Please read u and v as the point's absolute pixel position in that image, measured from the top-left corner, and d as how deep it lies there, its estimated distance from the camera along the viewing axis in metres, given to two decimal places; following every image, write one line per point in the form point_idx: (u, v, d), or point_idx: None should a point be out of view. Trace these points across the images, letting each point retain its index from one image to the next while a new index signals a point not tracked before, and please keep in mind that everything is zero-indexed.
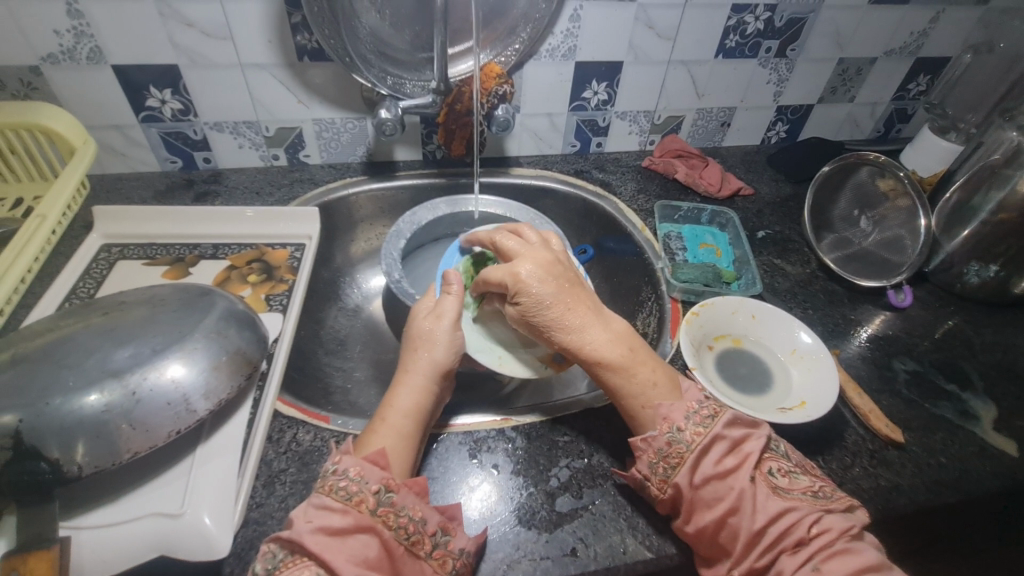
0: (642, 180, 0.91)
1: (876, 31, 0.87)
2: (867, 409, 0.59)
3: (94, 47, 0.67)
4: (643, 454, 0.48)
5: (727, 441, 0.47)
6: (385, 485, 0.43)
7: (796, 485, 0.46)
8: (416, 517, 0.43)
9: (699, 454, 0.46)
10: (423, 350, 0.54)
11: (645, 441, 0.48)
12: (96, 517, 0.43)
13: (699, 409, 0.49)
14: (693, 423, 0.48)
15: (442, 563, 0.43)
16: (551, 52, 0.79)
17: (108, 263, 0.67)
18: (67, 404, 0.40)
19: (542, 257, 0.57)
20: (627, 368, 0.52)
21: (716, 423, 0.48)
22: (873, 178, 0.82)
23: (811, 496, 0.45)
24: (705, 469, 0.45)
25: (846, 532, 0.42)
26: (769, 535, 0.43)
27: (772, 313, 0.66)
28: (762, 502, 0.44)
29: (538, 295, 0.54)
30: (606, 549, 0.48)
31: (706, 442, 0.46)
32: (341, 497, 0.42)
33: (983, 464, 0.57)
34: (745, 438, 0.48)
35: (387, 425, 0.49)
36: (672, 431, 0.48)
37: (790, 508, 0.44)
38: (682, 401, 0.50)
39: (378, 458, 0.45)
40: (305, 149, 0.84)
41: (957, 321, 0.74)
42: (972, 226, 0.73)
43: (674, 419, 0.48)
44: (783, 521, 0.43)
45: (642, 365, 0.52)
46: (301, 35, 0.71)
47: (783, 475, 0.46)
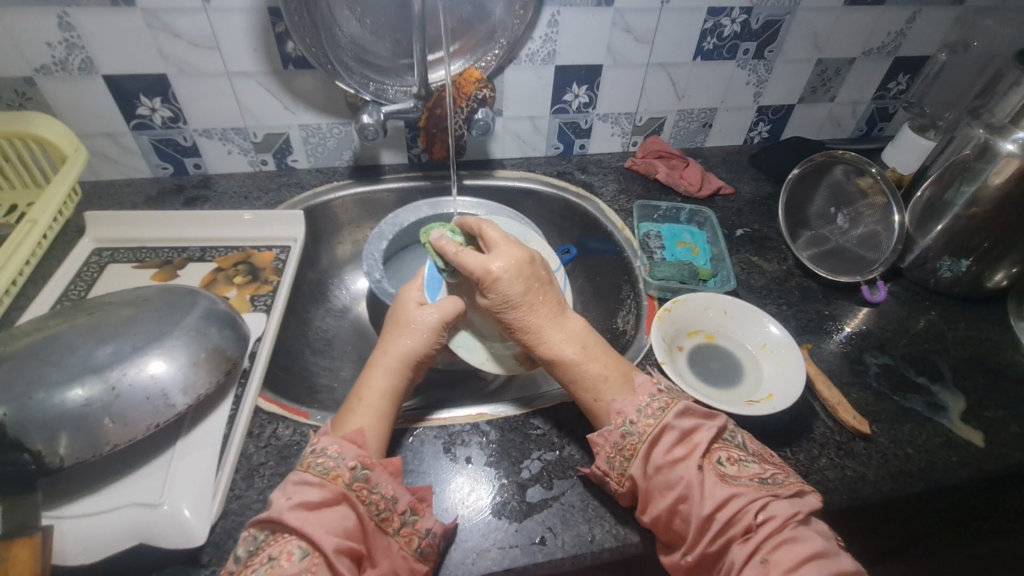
0: (624, 181, 0.93)
1: (852, 32, 0.88)
2: (835, 401, 0.60)
3: (86, 58, 0.70)
4: (600, 449, 0.50)
5: (675, 431, 0.48)
6: (361, 462, 0.45)
7: (744, 472, 0.47)
8: (387, 495, 0.45)
9: (649, 445, 0.48)
10: (400, 335, 0.56)
11: (601, 436, 0.50)
12: (79, 507, 0.45)
13: (650, 403, 0.50)
14: (644, 416, 0.49)
15: (408, 540, 0.45)
16: (531, 56, 0.80)
17: (99, 266, 0.69)
18: (50, 398, 0.42)
19: (517, 256, 0.57)
20: (580, 365, 0.54)
21: (666, 415, 0.49)
22: (849, 176, 0.84)
23: (758, 482, 0.46)
24: (656, 459, 0.47)
25: (793, 518, 0.43)
26: (718, 520, 0.44)
27: (743, 308, 0.67)
28: (710, 489, 0.45)
29: (505, 294, 0.56)
30: (574, 538, 0.49)
31: (655, 434, 0.48)
32: (319, 471, 0.44)
33: (950, 455, 0.59)
34: (696, 428, 0.49)
35: (366, 407, 0.50)
36: (625, 424, 0.49)
37: (737, 494, 0.45)
38: (633, 397, 0.51)
39: (357, 437, 0.47)
40: (293, 155, 0.86)
41: (931, 316, 0.76)
42: (945, 221, 0.74)
43: (627, 412, 0.50)
44: (730, 506, 0.44)
45: (595, 360, 0.55)
46: (285, 44, 0.73)
47: (732, 463, 0.47)
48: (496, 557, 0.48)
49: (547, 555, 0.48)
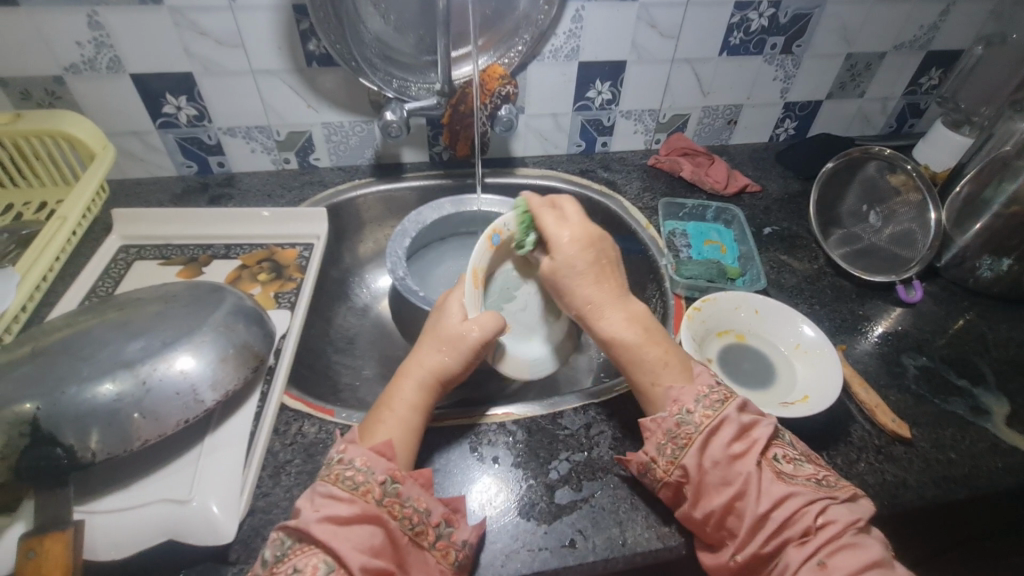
0: (647, 179, 0.92)
1: (883, 25, 0.86)
2: (873, 404, 0.58)
3: (114, 57, 0.70)
4: (651, 434, 0.49)
5: (735, 424, 0.47)
6: (391, 476, 0.45)
7: (800, 472, 0.46)
8: (420, 508, 0.45)
9: (707, 436, 0.47)
10: (436, 347, 0.54)
11: (655, 421, 0.49)
12: (109, 502, 0.45)
13: (710, 393, 0.49)
14: (702, 406, 0.48)
15: (444, 553, 0.44)
16: (554, 52, 0.80)
17: (126, 263, 0.70)
18: (81, 393, 0.43)
19: (585, 232, 0.57)
20: (640, 349, 0.53)
21: (725, 407, 0.48)
22: (881, 172, 0.81)
23: (815, 483, 0.45)
24: (715, 451, 0.46)
25: (852, 524, 0.42)
26: (774, 520, 0.43)
27: (775, 308, 0.66)
28: (767, 486, 0.44)
29: (571, 260, 0.56)
30: (605, 541, 0.48)
31: (715, 424, 0.47)
32: (348, 486, 0.43)
33: (996, 460, 0.56)
34: (754, 424, 0.48)
35: (392, 419, 0.49)
36: (681, 413, 0.48)
37: (794, 494, 0.44)
38: (693, 385, 0.50)
39: (385, 450, 0.46)
40: (314, 153, 0.86)
41: (971, 316, 0.73)
42: (984, 219, 0.71)
43: (684, 401, 0.49)
44: (787, 506, 0.43)
45: (654, 344, 0.53)
46: (310, 42, 0.73)
47: (788, 462, 0.46)
48: (525, 560, 0.47)
49: (577, 559, 0.47)
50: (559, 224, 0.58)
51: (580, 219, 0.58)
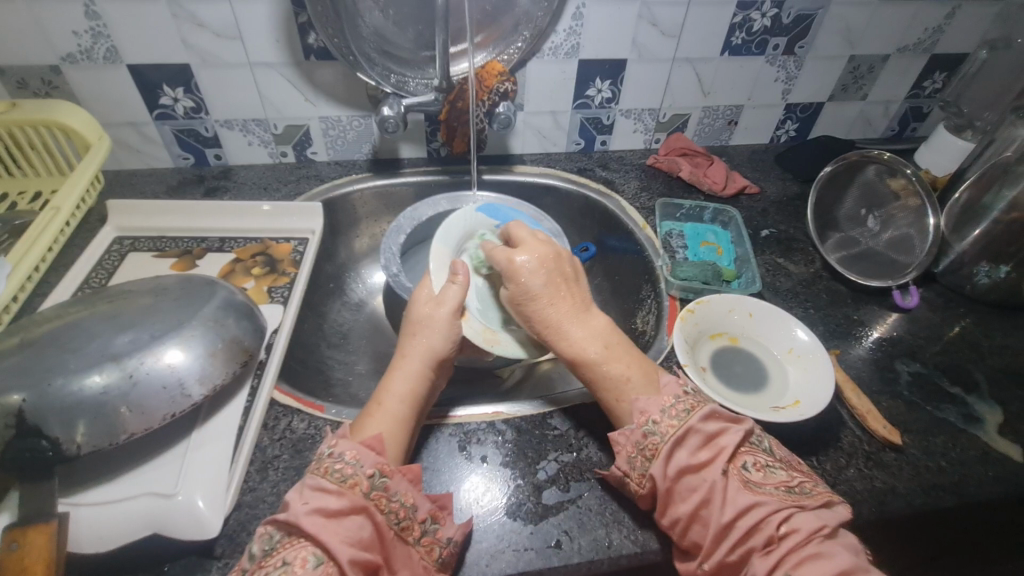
0: (646, 178, 0.91)
1: (887, 28, 0.85)
2: (864, 410, 0.58)
3: (111, 47, 0.70)
4: (620, 448, 0.49)
5: (700, 434, 0.47)
6: (380, 470, 0.44)
7: (770, 480, 0.45)
8: (407, 503, 0.44)
9: (672, 446, 0.46)
10: (414, 337, 0.56)
11: (622, 435, 0.49)
12: (95, 494, 0.45)
13: (675, 404, 0.49)
14: (668, 416, 0.48)
15: (429, 549, 0.44)
16: (554, 50, 0.79)
17: (120, 255, 0.70)
18: (68, 385, 0.42)
19: (546, 252, 0.59)
20: (603, 364, 0.53)
21: (690, 417, 0.47)
22: (880, 176, 0.81)
23: (784, 491, 0.44)
24: (679, 461, 0.45)
25: (818, 531, 0.41)
26: (739, 528, 0.43)
27: (769, 312, 0.65)
28: (733, 494, 0.44)
29: (526, 286, 0.57)
30: (591, 543, 0.48)
31: (680, 435, 0.46)
32: (336, 479, 0.43)
33: (986, 469, 0.56)
34: (723, 431, 0.47)
35: (384, 415, 0.49)
36: (648, 424, 0.48)
37: (760, 503, 0.43)
38: (660, 396, 0.50)
39: (375, 444, 0.46)
40: (312, 147, 0.86)
41: (967, 324, 0.73)
42: (983, 225, 0.71)
43: (651, 412, 0.48)
44: (751, 516, 0.43)
45: (618, 361, 0.53)
46: (308, 36, 0.73)
47: (757, 470, 0.46)
48: (510, 560, 0.47)
49: (562, 560, 0.47)
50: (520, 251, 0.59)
51: (540, 245, 0.60)
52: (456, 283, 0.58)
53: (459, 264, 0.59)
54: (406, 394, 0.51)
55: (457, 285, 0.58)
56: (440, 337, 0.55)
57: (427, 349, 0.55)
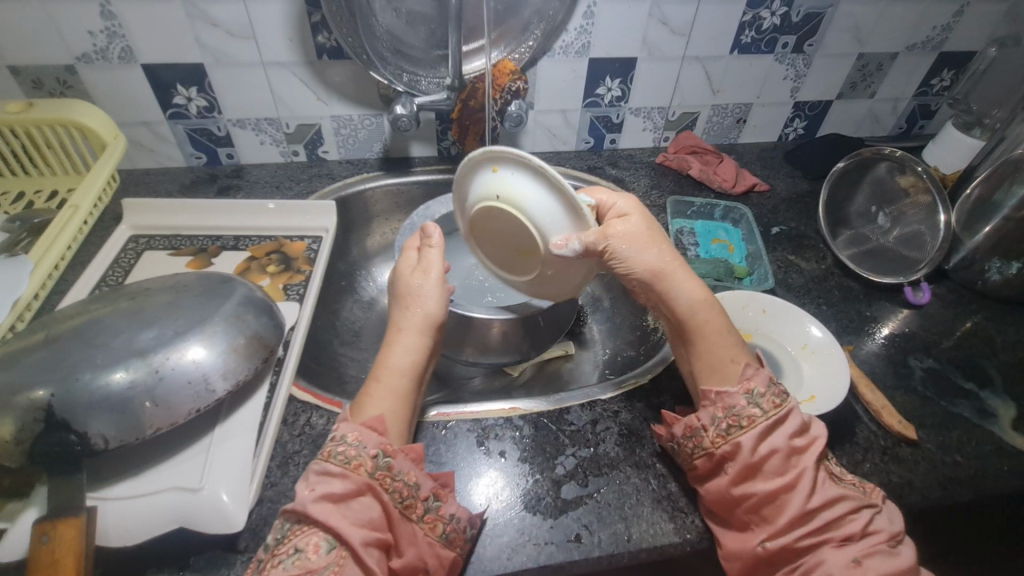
0: (655, 176, 0.91)
1: (896, 26, 0.85)
2: (879, 405, 0.58)
3: (126, 46, 0.70)
4: (711, 403, 0.50)
5: (798, 420, 0.48)
6: (383, 450, 0.45)
7: (846, 476, 0.48)
8: (410, 482, 0.45)
9: (771, 424, 0.47)
10: (407, 308, 0.56)
11: (719, 395, 0.50)
12: (122, 489, 0.45)
13: (778, 384, 0.50)
14: (772, 394, 0.49)
15: (433, 526, 0.44)
16: (565, 48, 0.79)
17: (136, 253, 0.70)
18: (95, 380, 0.43)
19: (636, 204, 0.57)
20: (714, 328, 0.54)
21: (791, 402, 0.49)
22: (892, 174, 0.80)
23: (859, 488, 0.47)
24: (776, 440, 0.47)
25: (893, 530, 0.45)
26: (823, 517, 0.44)
27: (782, 308, 0.66)
28: (822, 483, 0.46)
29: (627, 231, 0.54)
30: (611, 536, 0.49)
31: (782, 414, 0.48)
32: (340, 461, 0.43)
33: (1001, 463, 0.56)
34: (811, 424, 0.49)
35: (382, 391, 0.50)
36: (751, 394, 0.49)
37: (846, 496, 0.46)
38: (765, 371, 0.51)
39: (377, 424, 0.46)
40: (323, 146, 0.86)
41: (978, 320, 0.73)
42: (995, 222, 0.71)
43: (756, 383, 0.50)
44: (840, 506, 0.45)
45: (728, 334, 0.54)
46: (321, 35, 0.73)
47: (835, 465, 0.49)
48: (531, 553, 0.47)
49: (583, 553, 0.47)
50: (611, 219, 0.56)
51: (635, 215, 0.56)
52: (433, 248, 0.59)
53: (432, 228, 0.59)
54: (407, 368, 0.52)
55: (434, 249, 0.59)
56: (432, 302, 0.56)
57: (417, 318, 0.55)
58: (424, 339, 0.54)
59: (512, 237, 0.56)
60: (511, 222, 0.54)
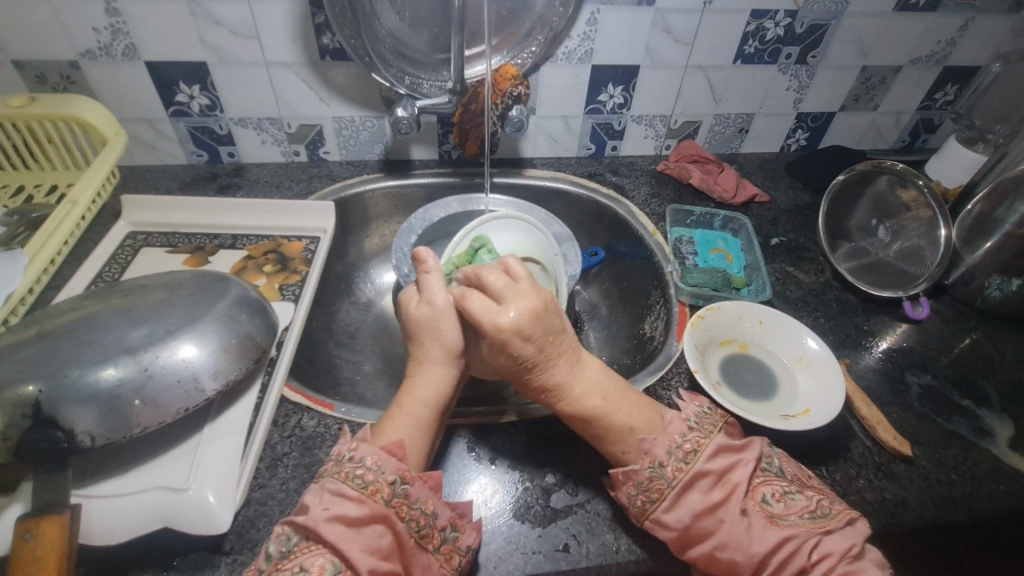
0: (656, 185, 0.91)
1: (900, 39, 0.85)
2: (874, 420, 0.58)
3: (130, 44, 0.71)
4: (623, 485, 0.48)
5: (710, 476, 0.47)
6: (400, 476, 0.45)
7: (793, 508, 0.46)
8: (427, 510, 0.45)
9: (679, 491, 0.47)
10: (423, 342, 0.54)
11: (626, 474, 0.48)
12: (108, 487, 0.45)
13: (682, 444, 0.49)
14: (676, 459, 0.48)
15: (448, 558, 0.44)
16: (567, 55, 0.79)
17: (133, 250, 0.70)
18: (84, 377, 0.43)
19: (529, 309, 0.51)
20: (608, 417, 0.51)
21: (698, 458, 0.48)
22: (892, 187, 0.80)
23: (808, 518, 0.45)
24: (692, 504, 0.46)
25: (848, 553, 0.43)
26: (772, 564, 0.43)
27: (779, 319, 0.65)
28: (758, 533, 0.44)
29: (518, 353, 0.51)
30: (599, 547, 0.48)
31: (689, 479, 0.47)
32: (357, 485, 0.43)
33: (998, 483, 0.56)
34: (732, 468, 0.48)
35: (403, 417, 0.49)
36: (653, 467, 0.48)
37: (788, 538, 0.44)
38: (664, 435, 0.50)
39: (395, 449, 0.46)
40: (325, 147, 0.87)
41: (977, 336, 0.72)
42: (995, 238, 0.71)
43: (656, 453, 0.48)
44: (784, 549, 0.44)
45: (622, 410, 0.51)
46: (324, 36, 0.73)
47: (778, 500, 0.46)
48: (518, 563, 0.47)
49: (571, 564, 0.47)
50: (512, 295, 0.52)
51: (532, 286, 0.53)
52: (433, 273, 0.57)
53: (424, 252, 0.57)
54: (431, 398, 0.51)
55: (434, 275, 0.57)
56: (448, 331, 0.54)
57: (441, 346, 0.54)
58: (442, 370, 0.53)
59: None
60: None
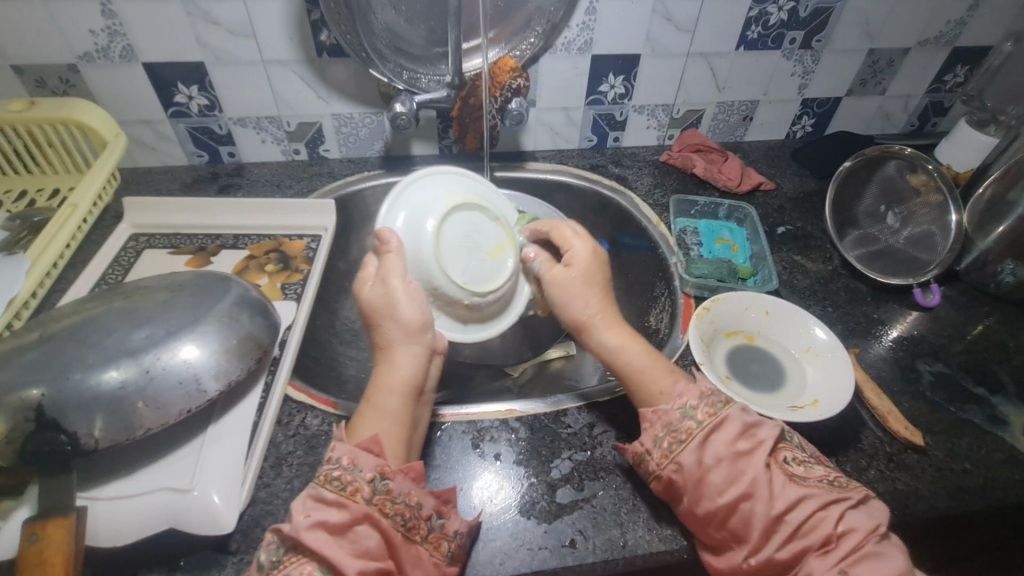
0: (659, 175, 0.90)
1: (909, 20, 0.83)
2: (886, 410, 0.57)
3: (127, 45, 0.70)
4: (648, 425, 0.49)
5: (739, 422, 0.46)
6: (380, 473, 0.44)
7: (812, 474, 0.45)
8: (411, 503, 0.44)
9: (709, 433, 0.46)
10: (382, 329, 0.53)
11: (655, 413, 0.49)
12: (112, 489, 0.45)
13: (713, 393, 0.49)
14: (705, 404, 0.48)
15: (437, 545, 0.44)
16: (566, 45, 0.78)
17: (136, 252, 0.70)
18: (86, 379, 0.43)
19: (598, 251, 0.61)
20: (642, 361, 0.54)
21: (727, 407, 0.48)
22: (901, 172, 0.79)
23: (827, 485, 0.44)
24: (719, 449, 0.45)
25: (872, 531, 0.42)
26: (790, 524, 0.42)
27: (786, 309, 0.64)
28: (779, 489, 0.43)
29: (573, 262, 0.60)
30: (605, 542, 0.48)
31: (718, 422, 0.46)
32: (336, 488, 0.42)
33: (1012, 471, 0.55)
34: (759, 424, 0.47)
35: (375, 411, 0.48)
36: (684, 407, 0.48)
37: (808, 496, 0.43)
38: (696, 384, 0.50)
39: (372, 445, 0.45)
40: (325, 144, 0.86)
41: (990, 322, 0.71)
42: (1009, 222, 0.70)
43: (688, 397, 0.49)
44: (805, 509, 0.43)
45: (656, 358, 0.54)
46: (321, 33, 0.73)
47: (798, 464, 0.46)
48: (524, 559, 0.46)
49: (577, 559, 0.46)
50: (575, 239, 0.61)
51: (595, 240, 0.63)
52: (394, 253, 0.55)
53: (387, 234, 0.55)
54: (396, 382, 0.50)
55: (396, 255, 0.55)
56: (406, 313, 0.52)
57: (400, 325, 0.52)
58: (407, 350, 0.52)
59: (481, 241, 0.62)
60: (480, 223, 0.62)
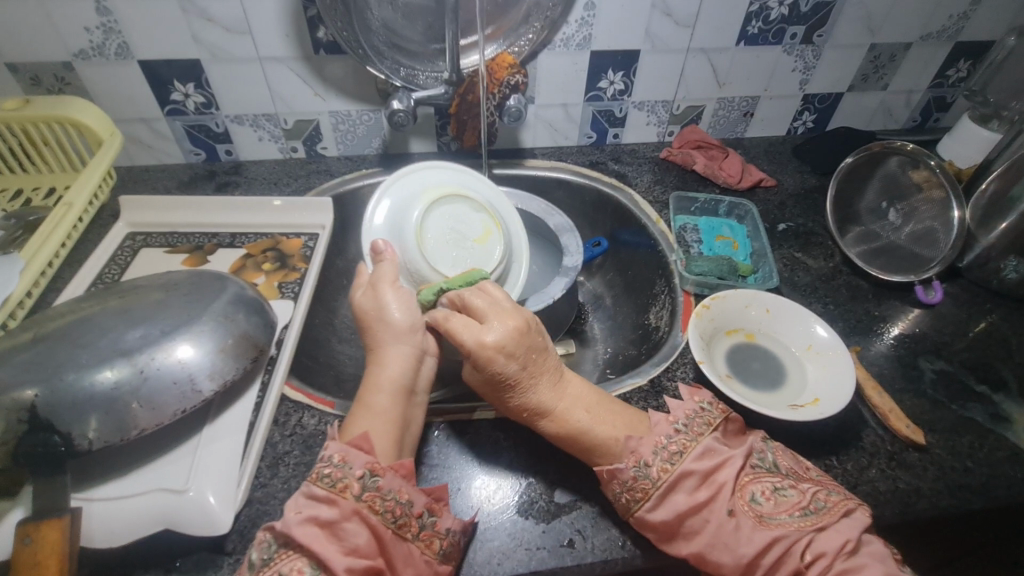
0: (659, 172, 0.89)
1: (911, 14, 0.82)
2: (887, 408, 0.56)
3: (122, 43, 0.70)
4: (608, 483, 0.48)
5: (697, 474, 0.46)
6: (370, 470, 0.43)
7: (783, 506, 0.45)
8: (402, 500, 0.44)
9: (666, 491, 0.46)
10: (375, 331, 0.53)
11: (611, 472, 0.47)
12: (107, 491, 0.45)
13: (668, 444, 0.48)
14: (661, 458, 0.47)
15: (428, 543, 0.44)
16: (565, 41, 0.78)
17: (133, 251, 0.70)
18: (80, 380, 0.43)
19: (517, 321, 0.52)
20: (592, 429, 0.50)
21: (684, 459, 0.47)
22: (903, 168, 0.78)
23: (800, 515, 0.44)
24: (678, 504, 0.45)
25: (842, 550, 0.42)
26: (763, 565, 0.42)
27: (786, 307, 0.64)
28: (747, 534, 0.43)
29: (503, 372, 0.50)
30: (604, 542, 0.47)
31: (674, 479, 0.46)
32: (326, 484, 0.42)
33: (1015, 470, 0.54)
34: (719, 466, 0.47)
35: (369, 410, 0.48)
36: (638, 466, 0.47)
37: (778, 537, 0.43)
38: (650, 435, 0.49)
39: (362, 443, 0.45)
40: (322, 141, 0.86)
41: (993, 319, 0.70)
42: (1010, 218, 0.69)
43: (642, 453, 0.47)
44: (774, 550, 0.43)
45: (604, 421, 0.51)
46: (318, 30, 0.72)
47: (768, 499, 0.45)
48: (522, 559, 0.46)
49: (576, 559, 0.46)
50: (489, 313, 0.52)
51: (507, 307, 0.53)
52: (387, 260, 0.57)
53: (380, 244, 0.58)
54: (387, 380, 0.50)
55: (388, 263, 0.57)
56: (395, 315, 0.53)
57: (389, 326, 0.53)
58: (398, 350, 0.52)
59: (464, 229, 0.63)
60: (462, 215, 0.64)
